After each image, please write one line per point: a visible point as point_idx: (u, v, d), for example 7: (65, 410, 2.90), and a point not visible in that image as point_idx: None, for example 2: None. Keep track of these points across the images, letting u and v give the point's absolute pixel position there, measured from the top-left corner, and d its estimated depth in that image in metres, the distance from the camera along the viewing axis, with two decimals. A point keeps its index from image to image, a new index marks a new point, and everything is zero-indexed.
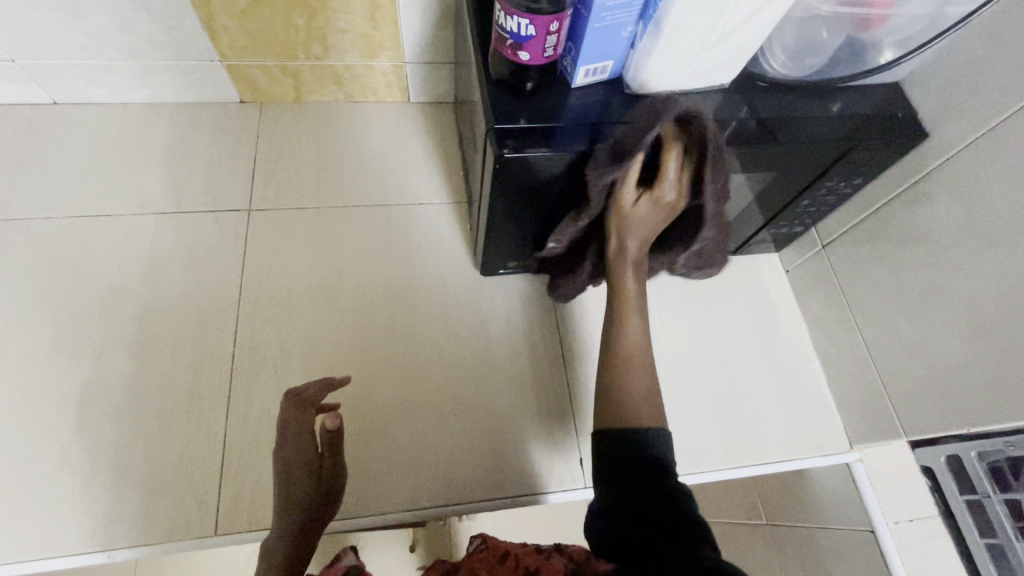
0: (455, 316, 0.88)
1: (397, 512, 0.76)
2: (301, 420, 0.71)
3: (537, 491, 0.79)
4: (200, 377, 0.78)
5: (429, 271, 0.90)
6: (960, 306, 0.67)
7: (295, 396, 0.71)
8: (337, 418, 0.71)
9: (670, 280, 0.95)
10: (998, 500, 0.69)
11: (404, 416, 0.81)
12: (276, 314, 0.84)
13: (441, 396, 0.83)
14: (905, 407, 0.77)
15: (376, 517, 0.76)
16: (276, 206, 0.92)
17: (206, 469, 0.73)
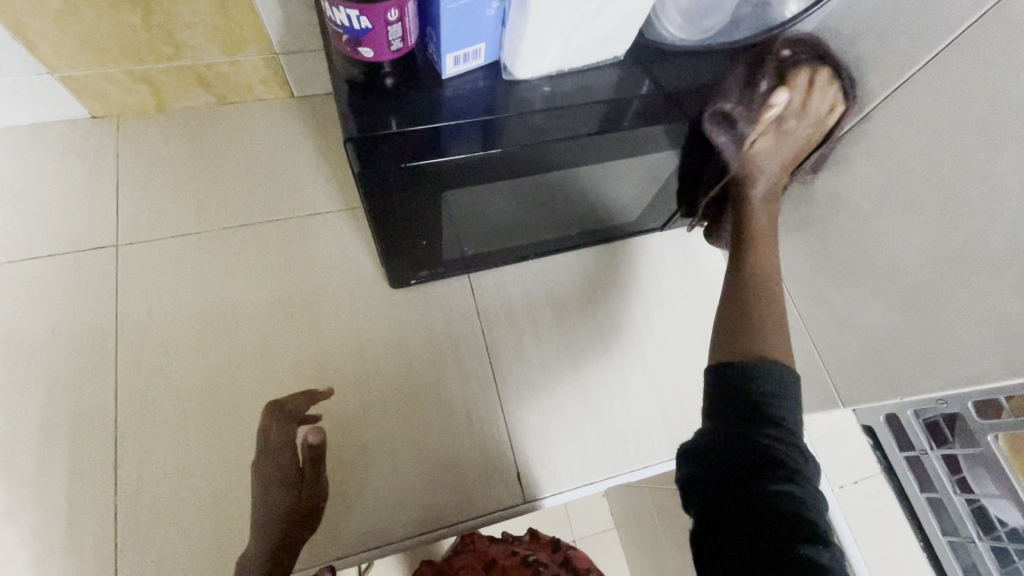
0: (369, 338, 0.80)
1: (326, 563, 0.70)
2: (284, 436, 0.66)
3: (492, 511, 0.75)
4: (80, 446, 0.69)
5: (335, 290, 0.81)
6: (885, 273, 0.63)
7: (277, 411, 0.66)
8: (319, 433, 0.63)
9: (599, 265, 0.88)
10: (935, 455, 0.72)
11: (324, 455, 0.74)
12: (161, 363, 0.74)
13: (363, 428, 0.76)
14: (840, 376, 0.74)
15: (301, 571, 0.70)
16: (150, 238, 0.80)
17: (100, 548, 0.66)
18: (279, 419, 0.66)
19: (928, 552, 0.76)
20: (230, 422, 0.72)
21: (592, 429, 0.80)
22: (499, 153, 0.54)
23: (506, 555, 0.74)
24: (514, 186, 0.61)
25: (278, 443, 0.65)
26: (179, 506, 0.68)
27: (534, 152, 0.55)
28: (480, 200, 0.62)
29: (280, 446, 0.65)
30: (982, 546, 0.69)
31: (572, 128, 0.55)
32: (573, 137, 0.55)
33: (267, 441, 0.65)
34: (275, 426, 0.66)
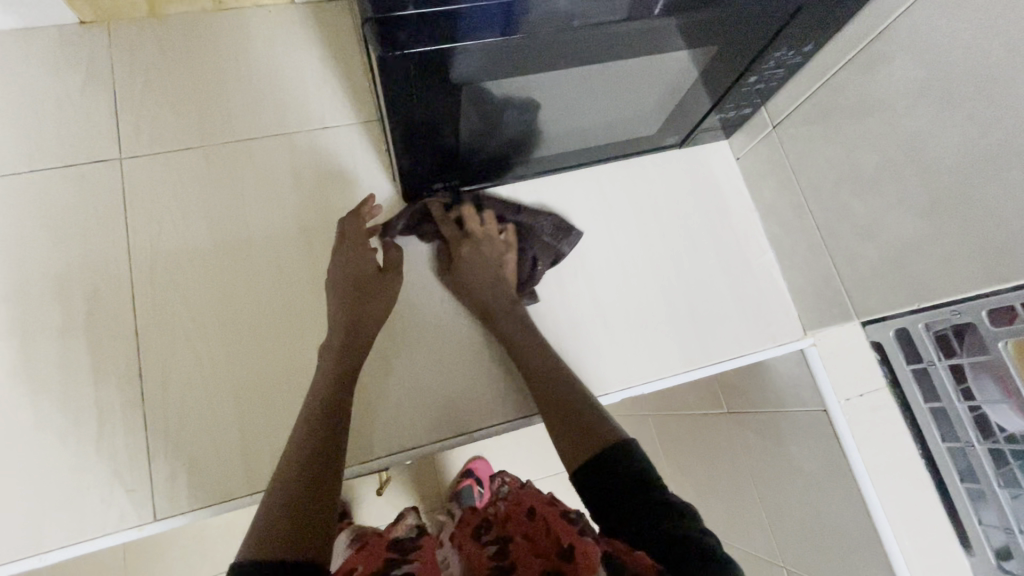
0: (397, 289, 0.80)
1: (346, 468, 0.72)
2: (364, 257, 0.74)
3: (509, 420, 0.78)
4: (103, 358, 0.70)
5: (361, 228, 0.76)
6: (914, 179, 0.62)
7: (356, 211, 0.76)
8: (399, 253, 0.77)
9: (614, 181, 0.87)
10: (942, 366, 0.75)
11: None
12: (178, 278, 0.73)
13: (385, 340, 0.78)
14: (857, 289, 0.74)
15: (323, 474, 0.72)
16: (155, 152, 0.78)
17: (133, 454, 0.67)
18: (354, 220, 0.76)
19: (927, 461, 0.80)
20: (250, 335, 0.73)
21: (604, 340, 0.81)
22: (511, 40, 0.52)
23: (545, 504, 0.59)
24: (529, 82, 0.60)
25: (359, 270, 0.73)
26: (208, 415, 0.69)
27: (557, 38, 0.53)
28: (495, 102, 0.62)
29: (360, 275, 0.73)
30: (980, 450, 0.73)
31: (587, 15, 0.52)
32: (596, 24, 0.53)
33: (343, 237, 0.75)
34: (350, 223, 0.75)
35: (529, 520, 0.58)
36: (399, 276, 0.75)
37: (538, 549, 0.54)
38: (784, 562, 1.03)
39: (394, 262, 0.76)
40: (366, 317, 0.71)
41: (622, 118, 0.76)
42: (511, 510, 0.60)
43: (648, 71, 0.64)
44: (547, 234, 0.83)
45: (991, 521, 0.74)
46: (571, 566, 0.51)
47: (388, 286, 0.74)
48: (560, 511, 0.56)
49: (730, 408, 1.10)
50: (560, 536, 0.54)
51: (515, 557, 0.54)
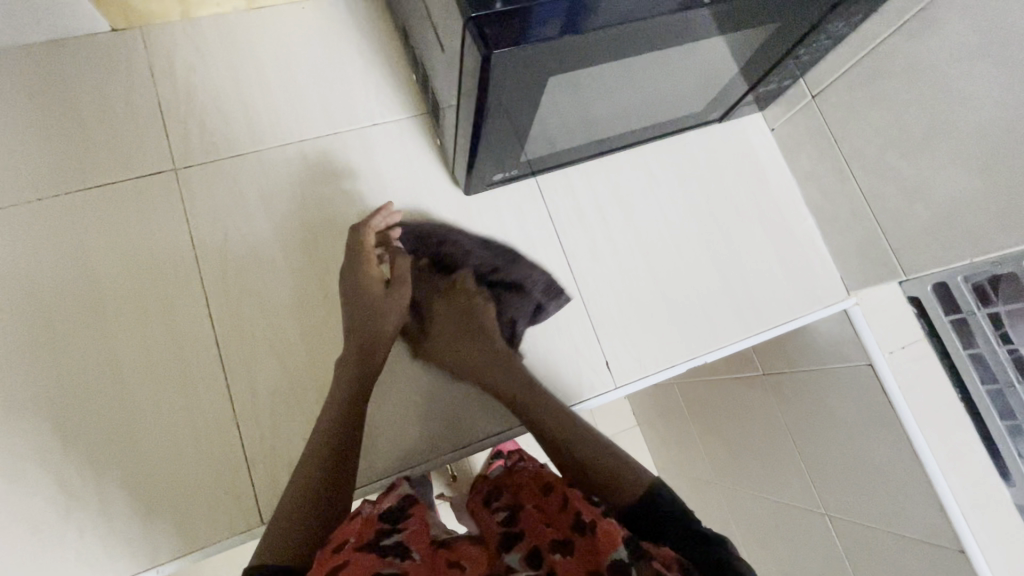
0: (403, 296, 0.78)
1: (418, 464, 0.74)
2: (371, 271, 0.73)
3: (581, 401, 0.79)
4: (187, 370, 0.70)
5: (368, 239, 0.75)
6: (966, 139, 0.66)
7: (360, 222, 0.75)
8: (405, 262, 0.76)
9: (659, 159, 0.89)
10: (981, 314, 0.82)
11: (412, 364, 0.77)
12: (251, 286, 0.74)
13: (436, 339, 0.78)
14: (905, 248, 0.78)
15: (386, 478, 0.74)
16: (208, 160, 0.77)
17: (229, 462, 0.68)
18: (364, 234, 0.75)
19: (966, 403, 0.86)
20: (329, 337, 0.74)
21: (665, 313, 0.83)
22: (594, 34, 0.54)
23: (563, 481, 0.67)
24: (594, 75, 0.62)
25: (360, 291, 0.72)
26: (299, 416, 0.70)
27: (628, 32, 0.55)
28: (556, 97, 0.64)
29: (370, 289, 0.72)
30: (1021, 389, 0.79)
31: (663, 5, 0.55)
32: (664, 15, 0.55)
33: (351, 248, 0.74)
34: (355, 239, 0.74)
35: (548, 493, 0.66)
36: (407, 285, 0.75)
37: (548, 518, 0.62)
38: (825, 509, 1.09)
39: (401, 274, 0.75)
40: (381, 326, 0.72)
41: (668, 101, 0.78)
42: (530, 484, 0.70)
43: (696, 58, 0.67)
44: (536, 290, 0.79)
45: None
46: (577, 536, 0.58)
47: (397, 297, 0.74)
48: (581, 494, 0.62)
49: (765, 369, 1.17)
50: (574, 511, 0.61)
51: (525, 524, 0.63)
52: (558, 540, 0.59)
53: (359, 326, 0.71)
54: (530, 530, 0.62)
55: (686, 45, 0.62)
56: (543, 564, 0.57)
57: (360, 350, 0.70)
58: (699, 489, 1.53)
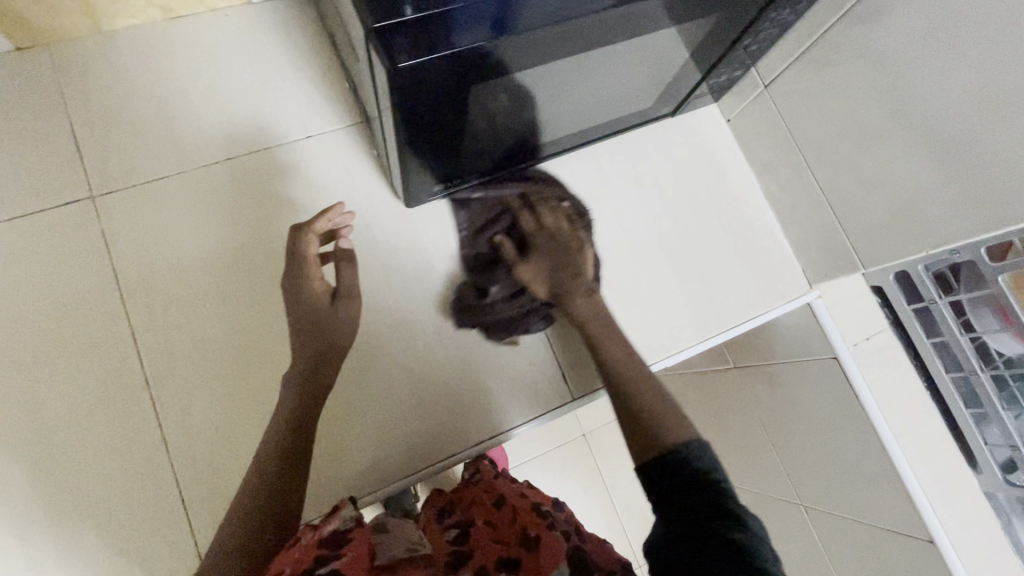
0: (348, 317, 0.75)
1: (373, 492, 0.71)
2: (311, 284, 0.69)
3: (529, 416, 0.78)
4: (118, 411, 0.66)
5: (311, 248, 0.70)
6: (917, 129, 0.64)
7: (299, 228, 0.70)
8: (353, 271, 0.72)
9: (610, 159, 0.86)
10: (943, 303, 0.80)
11: (356, 388, 0.73)
12: (183, 317, 0.70)
13: (389, 356, 0.75)
14: (861, 240, 0.76)
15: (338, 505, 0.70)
16: (129, 185, 0.72)
17: (168, 505, 0.65)
18: (306, 236, 0.70)
19: (931, 391, 0.86)
20: (268, 366, 0.70)
21: (622, 317, 0.81)
22: (515, 40, 0.50)
23: (516, 497, 0.72)
24: (527, 79, 0.58)
25: (308, 308, 0.69)
26: (239, 452, 0.67)
27: (553, 33, 0.51)
28: (491, 103, 0.60)
29: (312, 307, 0.68)
30: (983, 377, 0.78)
31: (587, 2, 0.51)
32: (590, 13, 0.51)
33: (291, 258, 0.69)
34: (297, 243, 0.69)
35: (498, 510, 0.70)
36: (354, 295, 0.71)
37: (499, 536, 0.65)
38: (802, 500, 1.09)
39: (348, 285, 0.71)
40: (327, 345, 0.67)
41: (614, 99, 0.74)
42: (479, 496, 0.73)
43: (639, 53, 0.63)
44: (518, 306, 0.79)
45: (995, 440, 0.80)
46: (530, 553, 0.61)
47: (342, 312, 0.70)
48: (531, 506, 0.69)
49: (737, 364, 1.14)
50: (528, 527, 0.65)
51: (476, 536, 0.65)
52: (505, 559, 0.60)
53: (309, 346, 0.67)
54: (476, 542, 0.63)
55: (625, 41, 0.58)
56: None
57: (307, 368, 0.66)
58: None
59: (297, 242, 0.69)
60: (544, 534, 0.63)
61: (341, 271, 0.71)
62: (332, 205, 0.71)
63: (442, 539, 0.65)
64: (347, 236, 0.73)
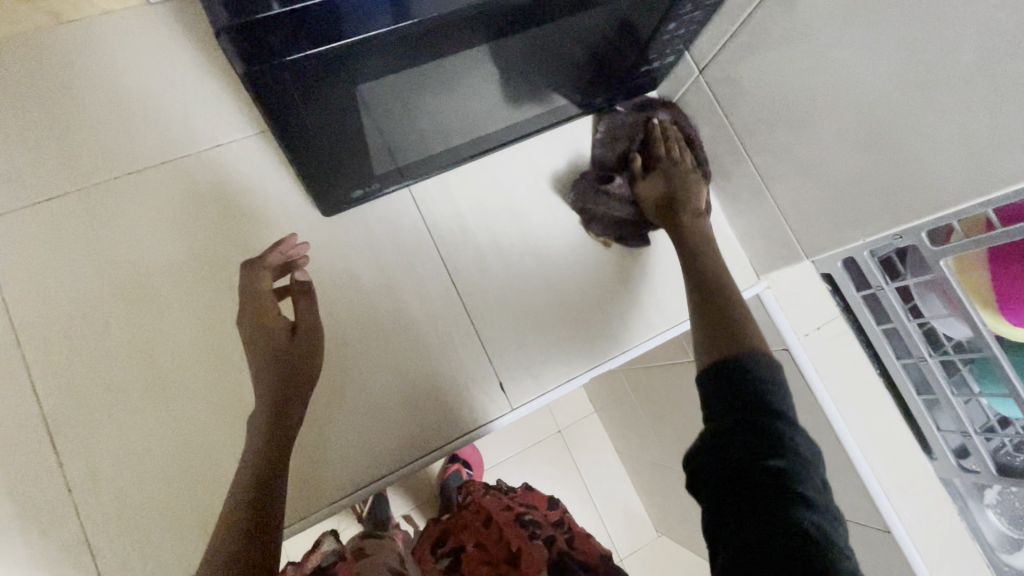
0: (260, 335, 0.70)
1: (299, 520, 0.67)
2: (269, 321, 0.64)
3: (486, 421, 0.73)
4: (15, 452, 0.62)
5: (266, 283, 0.65)
6: (846, 113, 0.60)
7: (252, 263, 0.65)
8: (311, 304, 0.66)
9: (547, 154, 0.82)
10: (890, 290, 0.78)
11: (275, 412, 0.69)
12: (83, 347, 0.65)
13: (338, 377, 0.71)
14: (802, 228, 0.73)
15: None
16: (18, 207, 0.67)
17: (73, 549, 0.61)
18: (258, 272, 0.65)
19: (884, 377, 0.85)
20: (179, 394, 0.66)
21: (564, 319, 0.78)
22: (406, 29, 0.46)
23: (502, 509, 0.66)
24: (440, 66, 0.54)
25: (269, 342, 0.63)
26: (151, 489, 0.63)
27: (453, 19, 0.47)
28: (401, 90, 0.55)
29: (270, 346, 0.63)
30: (932, 362, 0.77)
31: None
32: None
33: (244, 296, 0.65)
34: (249, 278, 0.65)
35: (485, 525, 0.64)
36: (314, 328, 0.65)
37: (488, 555, 0.60)
38: None
39: (308, 317, 0.65)
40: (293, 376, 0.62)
41: (544, 89, 0.70)
42: (467, 513, 0.67)
43: (567, 36, 0.59)
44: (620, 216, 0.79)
45: (948, 426, 0.80)
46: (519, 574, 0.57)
47: (304, 345, 0.64)
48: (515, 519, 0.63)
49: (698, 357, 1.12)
50: (512, 544, 0.60)
51: (466, 565, 0.60)
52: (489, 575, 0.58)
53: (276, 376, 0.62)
54: (467, 572, 0.59)
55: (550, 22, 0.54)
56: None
57: (274, 399, 0.61)
58: (657, 474, 1.50)
59: (249, 280, 0.65)
60: (525, 549, 0.59)
61: (301, 306, 0.66)
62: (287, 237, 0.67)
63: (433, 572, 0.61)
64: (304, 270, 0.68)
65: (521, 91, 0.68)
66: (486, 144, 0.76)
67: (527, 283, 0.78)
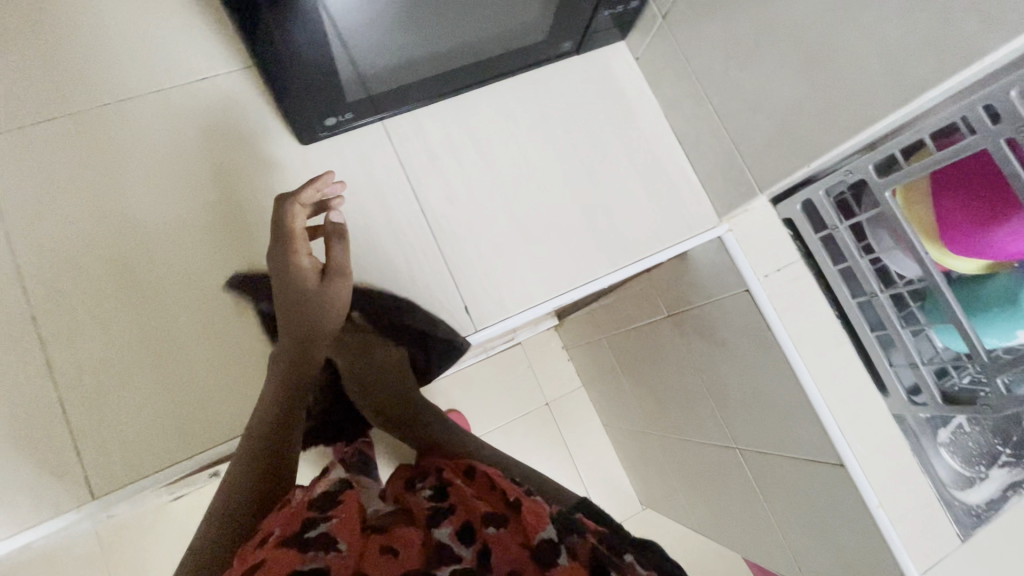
0: (236, 254, 0.74)
1: None
2: (297, 262, 0.70)
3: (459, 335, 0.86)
4: (4, 349, 0.66)
5: (298, 222, 0.70)
6: (789, 40, 0.64)
7: (287, 196, 0.70)
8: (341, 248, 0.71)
9: (517, 97, 0.86)
10: (844, 228, 0.80)
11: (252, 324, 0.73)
12: (71, 256, 0.70)
13: None
14: (755, 163, 0.77)
15: (224, 443, 0.69)
16: (14, 126, 0.72)
17: (56, 438, 0.65)
18: (293, 207, 0.70)
19: (841, 318, 0.88)
20: (159, 302, 0.71)
21: (527, 251, 0.82)
22: None
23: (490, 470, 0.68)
24: None
25: (292, 281, 0.70)
26: (132, 386, 0.68)
27: None
28: (363, 11, 0.60)
29: (297, 289, 0.70)
30: (883, 297, 0.80)
31: None
32: None
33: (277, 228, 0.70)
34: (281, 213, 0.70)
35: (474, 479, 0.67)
36: (346, 269, 0.72)
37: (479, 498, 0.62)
38: (736, 442, 1.09)
39: (337, 259, 0.71)
40: (312, 324, 0.72)
41: (510, 26, 0.74)
42: (449, 463, 0.72)
43: None
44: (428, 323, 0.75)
45: (901, 362, 0.83)
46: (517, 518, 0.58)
47: (327, 292, 0.71)
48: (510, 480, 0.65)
49: (671, 313, 1.13)
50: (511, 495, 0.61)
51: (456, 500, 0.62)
52: (490, 516, 0.59)
53: (293, 318, 0.71)
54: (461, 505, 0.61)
55: None
56: (475, 542, 0.56)
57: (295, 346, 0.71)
58: (639, 441, 1.52)
59: (284, 213, 0.69)
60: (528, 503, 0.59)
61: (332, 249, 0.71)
62: (325, 172, 0.70)
63: (418, 499, 0.63)
64: (337, 208, 0.73)
65: (486, 27, 0.72)
66: (456, 82, 0.80)
67: (493, 217, 0.82)
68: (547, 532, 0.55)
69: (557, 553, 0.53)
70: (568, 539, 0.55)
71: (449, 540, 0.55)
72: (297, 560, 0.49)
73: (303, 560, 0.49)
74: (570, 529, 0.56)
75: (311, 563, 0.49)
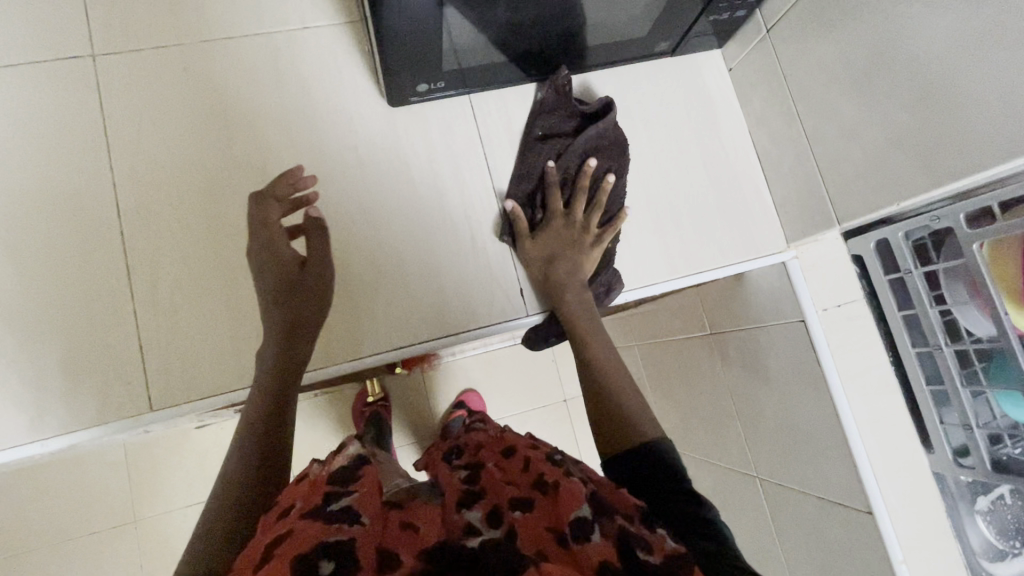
0: None
1: (329, 365, 0.74)
2: (283, 250, 0.69)
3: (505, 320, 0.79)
4: (91, 256, 0.70)
5: (277, 215, 0.70)
6: (904, 73, 0.62)
7: (258, 194, 0.70)
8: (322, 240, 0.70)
9: (604, 90, 0.86)
10: (918, 274, 0.77)
11: None
12: (161, 180, 0.73)
13: (406, 272, 0.78)
14: (840, 194, 0.75)
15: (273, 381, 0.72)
16: (127, 48, 0.75)
17: (125, 348, 0.69)
18: (266, 204, 0.70)
19: (896, 366, 0.84)
20: (235, 237, 0.74)
21: None
22: None
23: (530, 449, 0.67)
24: None
25: (275, 273, 0.68)
26: (199, 312, 0.71)
27: None
28: None
29: (280, 277, 0.68)
30: (947, 352, 0.77)
31: None
32: None
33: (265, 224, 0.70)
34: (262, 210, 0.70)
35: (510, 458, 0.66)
36: (323, 262, 0.70)
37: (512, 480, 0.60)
38: (757, 472, 1.07)
39: (316, 251, 0.70)
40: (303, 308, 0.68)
41: (611, 19, 0.73)
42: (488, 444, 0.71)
43: None
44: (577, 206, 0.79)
45: (952, 421, 0.79)
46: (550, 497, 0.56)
47: (313, 279, 0.69)
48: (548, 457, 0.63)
49: (712, 329, 1.10)
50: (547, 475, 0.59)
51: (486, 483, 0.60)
52: (518, 500, 0.56)
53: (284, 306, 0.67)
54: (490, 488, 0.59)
55: None
56: (503, 524, 0.53)
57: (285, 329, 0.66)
58: None
59: (261, 210, 0.70)
60: (562, 480, 0.57)
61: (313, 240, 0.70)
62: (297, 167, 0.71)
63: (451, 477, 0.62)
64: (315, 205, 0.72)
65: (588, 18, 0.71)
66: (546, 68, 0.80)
67: None
68: (580, 509, 0.52)
69: (590, 529, 0.50)
70: (600, 518, 0.52)
71: (477, 521, 0.53)
72: (319, 534, 0.46)
73: (325, 534, 0.46)
74: (602, 510, 0.53)
75: (334, 536, 0.46)
